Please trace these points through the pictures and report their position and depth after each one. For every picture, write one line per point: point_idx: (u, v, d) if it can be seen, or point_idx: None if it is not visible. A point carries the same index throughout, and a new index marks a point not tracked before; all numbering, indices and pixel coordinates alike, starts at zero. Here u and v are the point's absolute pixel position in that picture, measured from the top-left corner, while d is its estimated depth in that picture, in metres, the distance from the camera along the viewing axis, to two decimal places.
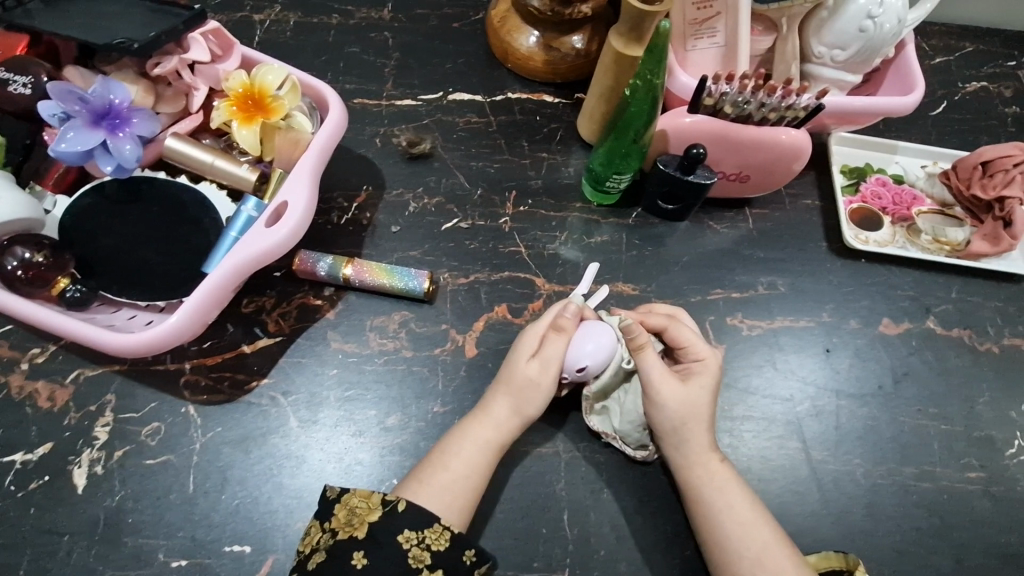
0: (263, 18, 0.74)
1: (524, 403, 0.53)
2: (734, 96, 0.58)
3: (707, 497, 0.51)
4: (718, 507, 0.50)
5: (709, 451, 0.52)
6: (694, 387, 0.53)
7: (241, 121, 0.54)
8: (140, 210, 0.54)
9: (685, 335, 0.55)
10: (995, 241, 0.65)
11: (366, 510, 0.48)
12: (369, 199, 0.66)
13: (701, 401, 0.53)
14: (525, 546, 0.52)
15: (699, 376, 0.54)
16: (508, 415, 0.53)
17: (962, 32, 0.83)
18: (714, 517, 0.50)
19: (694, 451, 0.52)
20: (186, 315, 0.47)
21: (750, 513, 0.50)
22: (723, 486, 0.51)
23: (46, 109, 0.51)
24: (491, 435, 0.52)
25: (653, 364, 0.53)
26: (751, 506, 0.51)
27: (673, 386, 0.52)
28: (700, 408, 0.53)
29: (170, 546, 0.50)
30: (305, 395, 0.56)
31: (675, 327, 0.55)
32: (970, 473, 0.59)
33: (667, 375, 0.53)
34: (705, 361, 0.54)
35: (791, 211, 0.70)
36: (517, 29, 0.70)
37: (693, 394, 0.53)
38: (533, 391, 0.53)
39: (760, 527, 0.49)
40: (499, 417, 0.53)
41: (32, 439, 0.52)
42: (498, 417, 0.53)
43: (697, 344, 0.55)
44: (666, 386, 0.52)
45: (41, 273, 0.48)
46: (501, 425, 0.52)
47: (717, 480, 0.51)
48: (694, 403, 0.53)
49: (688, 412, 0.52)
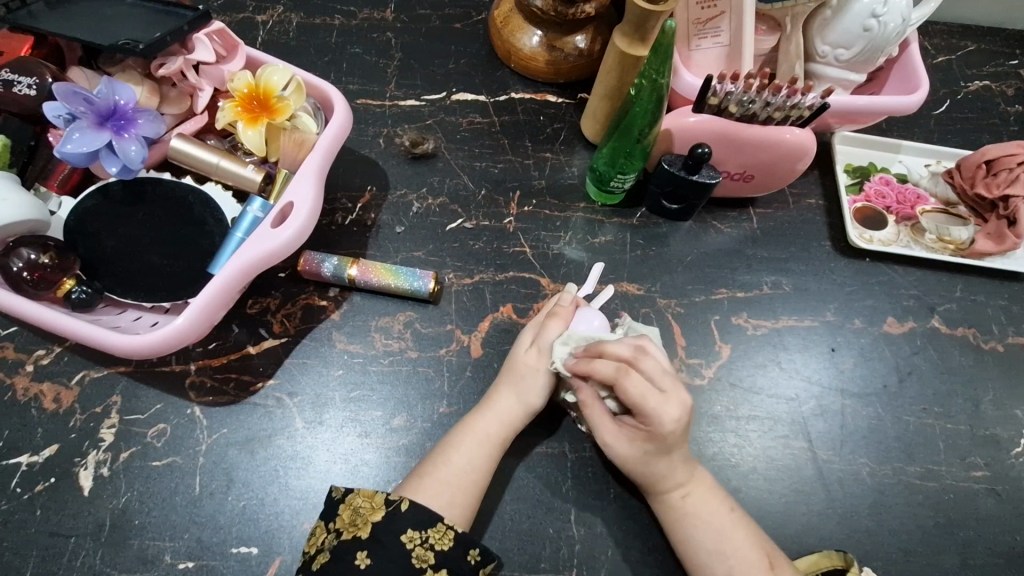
0: (266, 19, 0.74)
1: (524, 390, 0.54)
2: (739, 95, 0.58)
3: (676, 525, 0.51)
4: (687, 534, 0.50)
5: (674, 489, 0.51)
6: (643, 449, 0.50)
7: (246, 121, 0.54)
8: (145, 211, 0.54)
9: (631, 396, 0.49)
10: (999, 241, 0.65)
11: (370, 510, 0.47)
12: (373, 200, 0.66)
13: (654, 461, 0.51)
14: (531, 547, 0.52)
15: (650, 439, 0.50)
16: (512, 404, 0.53)
17: (963, 31, 0.83)
18: (684, 543, 0.50)
19: (656, 490, 0.51)
20: (195, 316, 0.47)
21: (718, 543, 0.49)
22: (692, 515, 0.50)
23: (51, 109, 0.50)
24: (501, 431, 0.52)
25: (597, 424, 0.52)
26: (724, 532, 0.49)
27: (619, 445, 0.51)
28: (654, 468, 0.51)
29: (176, 547, 0.50)
30: (310, 396, 0.56)
31: (623, 382, 0.49)
32: (975, 471, 0.59)
33: (615, 432, 0.51)
34: (658, 428, 0.49)
35: (795, 210, 0.70)
36: (520, 29, 0.70)
37: (639, 453, 0.51)
38: (530, 376, 0.54)
39: (732, 553, 0.49)
40: (501, 408, 0.53)
41: (38, 441, 0.52)
42: (503, 408, 0.53)
43: (648, 403, 0.49)
44: (613, 447, 0.51)
45: (45, 275, 0.48)
46: (506, 416, 0.53)
47: (686, 507, 0.51)
48: (645, 463, 0.51)
49: (642, 471, 0.51)
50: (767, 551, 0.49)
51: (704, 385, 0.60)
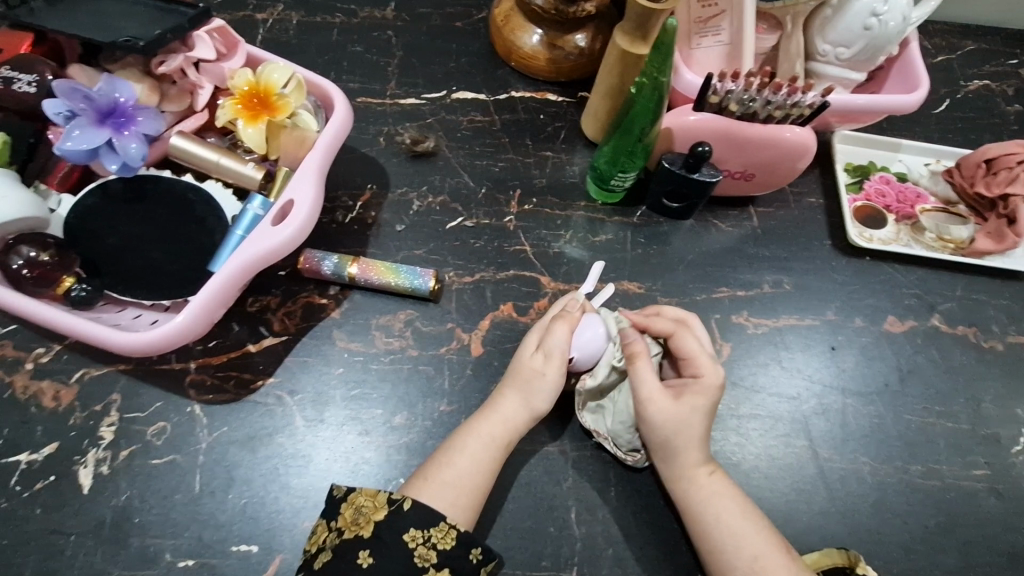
0: (266, 17, 0.74)
1: (531, 396, 0.53)
2: (740, 95, 0.58)
3: (696, 506, 0.51)
4: (708, 515, 0.50)
5: (701, 464, 0.52)
6: (689, 404, 0.52)
7: (246, 119, 0.54)
8: (145, 209, 0.54)
9: (687, 349, 0.54)
10: (998, 240, 0.65)
11: (372, 509, 0.47)
12: (374, 199, 0.66)
13: (695, 420, 0.52)
14: (532, 545, 0.52)
15: (696, 395, 0.53)
16: (517, 409, 0.53)
17: (963, 31, 0.83)
18: (704, 525, 0.50)
19: (684, 463, 0.52)
20: (195, 314, 0.47)
21: (742, 523, 0.49)
22: (714, 496, 0.51)
23: (52, 107, 0.50)
24: (504, 434, 0.52)
25: (645, 379, 0.52)
26: (744, 515, 0.50)
27: (663, 404, 0.52)
28: (694, 426, 0.52)
29: (177, 546, 0.50)
30: (312, 395, 0.56)
31: (679, 337, 0.55)
32: (976, 470, 0.59)
33: (661, 389, 0.52)
34: (704, 380, 0.53)
35: (796, 209, 0.70)
36: (520, 28, 0.70)
37: (684, 412, 0.52)
38: (538, 381, 0.53)
39: (752, 536, 0.49)
40: (506, 411, 0.53)
41: (37, 439, 0.52)
42: (509, 412, 0.53)
43: (700, 360, 0.54)
44: (656, 404, 0.52)
45: (46, 273, 0.48)
46: (511, 422, 0.52)
47: (709, 487, 0.51)
48: (686, 420, 0.52)
49: (682, 431, 0.52)
50: (781, 540, 0.50)
51: None
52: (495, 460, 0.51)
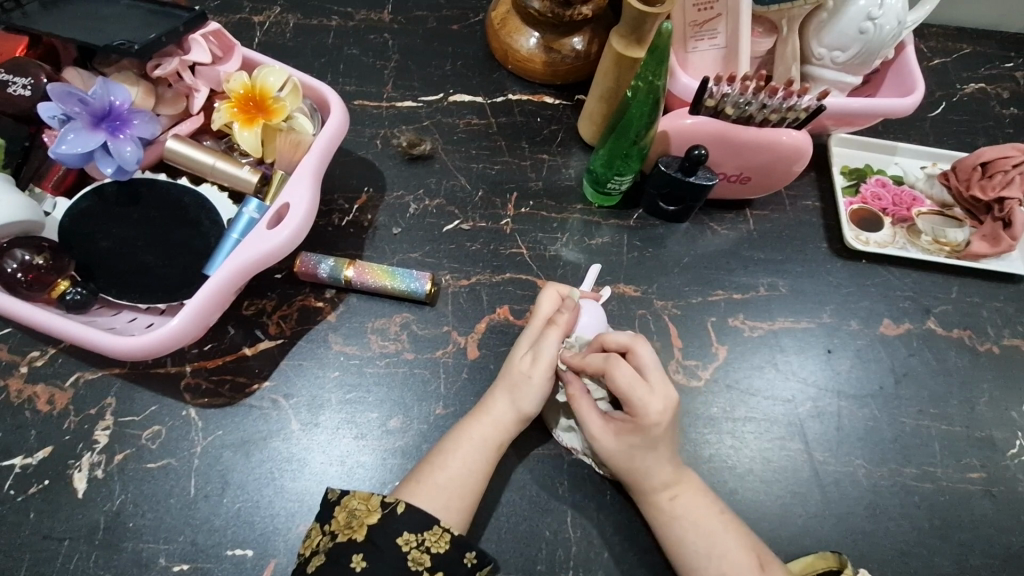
0: (263, 20, 0.74)
1: (519, 396, 0.53)
2: (735, 98, 0.58)
3: (665, 529, 0.50)
4: (677, 537, 0.50)
5: (661, 490, 0.51)
6: (629, 442, 0.51)
7: (242, 123, 0.54)
8: (140, 212, 0.54)
9: (620, 384, 0.51)
10: (994, 242, 0.65)
11: (365, 512, 0.47)
12: (370, 201, 0.66)
13: (638, 457, 0.51)
14: (527, 549, 0.52)
15: (633, 433, 0.51)
16: (506, 409, 0.53)
17: (958, 34, 0.83)
18: (674, 546, 0.50)
19: (645, 491, 0.51)
20: (189, 317, 0.47)
21: (708, 542, 0.49)
22: (681, 519, 0.50)
23: (45, 110, 0.50)
24: (498, 437, 0.52)
25: (589, 419, 0.52)
26: (714, 533, 0.49)
27: (609, 441, 0.52)
28: (641, 462, 0.51)
29: (170, 550, 0.50)
30: (306, 398, 0.56)
31: (612, 372, 0.52)
32: (971, 473, 0.59)
33: (604, 426, 0.52)
34: (642, 418, 0.51)
35: (792, 212, 0.70)
36: (517, 31, 0.70)
37: (626, 450, 0.51)
38: (526, 385, 0.53)
39: (721, 555, 0.48)
40: (497, 413, 0.53)
41: (31, 443, 0.52)
42: (497, 415, 0.53)
43: (636, 395, 0.51)
44: (601, 441, 0.52)
45: (40, 276, 0.48)
46: (501, 422, 0.52)
47: (674, 510, 0.51)
48: (634, 456, 0.51)
49: (631, 467, 0.51)
50: (756, 553, 0.49)
51: (703, 386, 0.60)
52: (489, 462, 0.51)
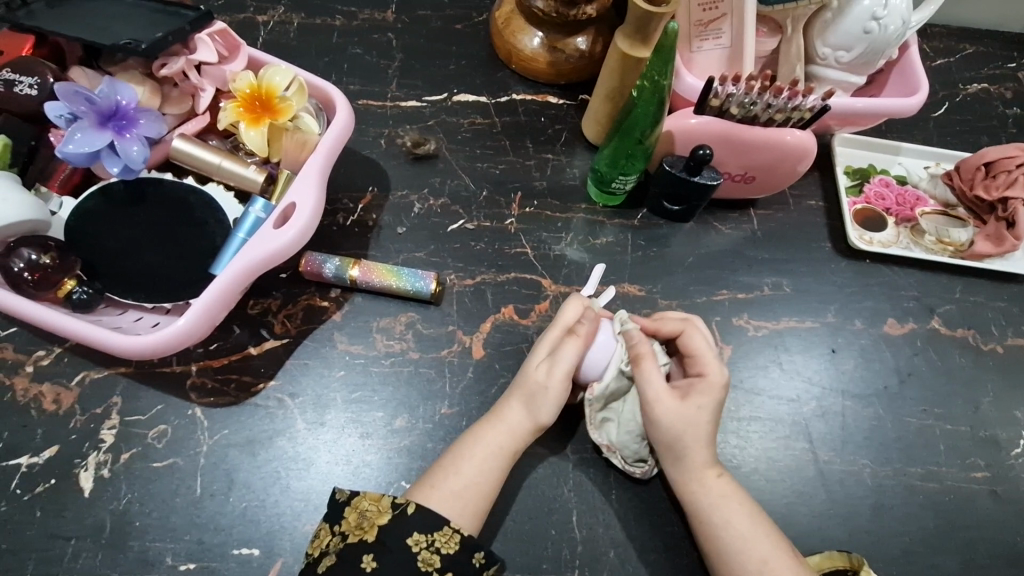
0: (267, 19, 0.74)
1: (536, 406, 0.53)
2: (741, 98, 0.58)
3: (707, 510, 0.50)
4: (718, 519, 0.50)
5: (708, 468, 0.52)
6: (696, 403, 0.52)
7: (248, 122, 0.54)
8: (145, 211, 0.54)
9: (696, 347, 0.54)
10: (998, 242, 0.65)
11: (376, 513, 0.48)
12: (374, 201, 0.66)
13: (702, 420, 0.52)
14: (533, 548, 0.52)
15: (701, 395, 0.52)
16: (523, 418, 0.53)
17: (961, 34, 0.83)
18: (715, 528, 0.50)
19: (696, 464, 0.51)
20: (195, 317, 0.47)
21: (751, 523, 0.49)
22: (724, 500, 0.50)
23: (53, 110, 0.50)
24: (511, 445, 0.52)
25: (652, 380, 0.52)
26: (754, 519, 0.50)
27: (670, 404, 0.52)
28: (703, 425, 0.52)
29: (177, 549, 0.50)
30: (312, 397, 0.56)
31: (687, 336, 0.55)
32: (975, 473, 0.59)
33: (667, 391, 0.52)
34: (712, 380, 0.53)
35: (795, 212, 0.70)
36: (521, 30, 0.70)
37: (690, 412, 0.52)
38: (542, 395, 0.52)
39: (763, 540, 0.49)
40: (513, 420, 0.52)
41: (37, 442, 0.52)
42: (512, 424, 0.52)
43: (705, 358, 0.54)
44: (663, 405, 0.52)
45: (47, 276, 0.48)
46: (517, 430, 0.52)
47: (719, 490, 0.51)
48: (697, 420, 0.52)
49: (690, 433, 0.52)
50: (788, 544, 0.50)
51: None
52: (502, 466, 0.51)
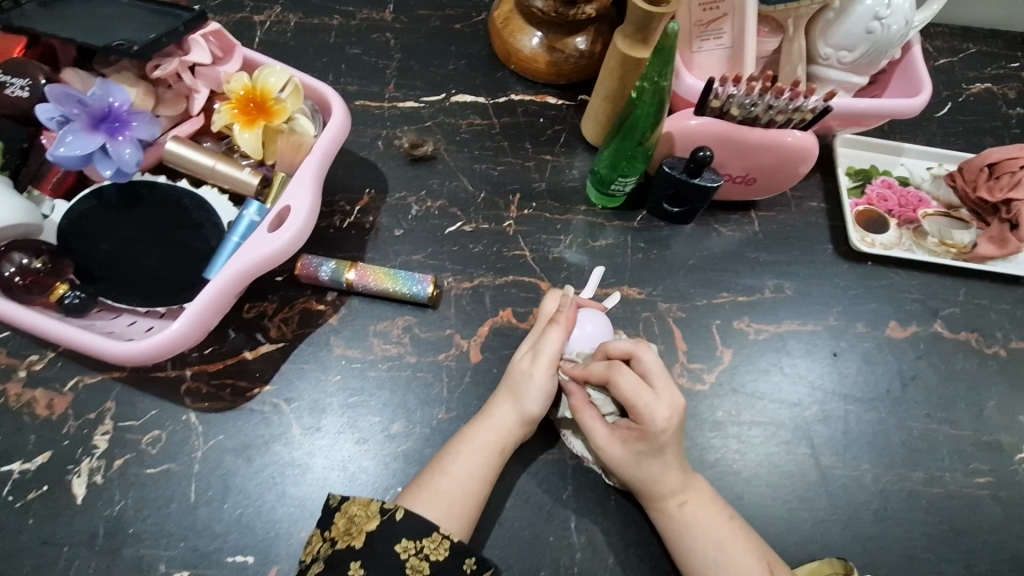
0: (264, 19, 0.73)
1: (522, 397, 0.53)
2: (741, 99, 0.58)
3: (677, 537, 0.50)
4: (690, 543, 0.49)
5: (672, 498, 0.50)
6: (636, 450, 0.50)
7: (243, 124, 0.53)
8: (140, 214, 0.53)
9: (625, 393, 0.50)
10: (1001, 245, 0.65)
11: (365, 518, 0.47)
12: (372, 203, 0.65)
13: (647, 465, 0.50)
14: (531, 555, 0.52)
15: (640, 441, 0.50)
16: (510, 414, 0.53)
17: (964, 33, 0.82)
18: (686, 552, 0.49)
19: (656, 497, 0.51)
20: (189, 321, 0.46)
21: (718, 553, 0.49)
22: (691, 526, 0.50)
23: (45, 112, 0.50)
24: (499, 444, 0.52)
25: (593, 427, 0.51)
26: (725, 543, 0.49)
27: (615, 449, 0.51)
28: (648, 471, 0.50)
29: (171, 556, 0.49)
30: (308, 402, 0.56)
31: (615, 380, 0.50)
32: (979, 478, 0.58)
33: (609, 435, 0.51)
34: (648, 423, 0.49)
35: (798, 214, 0.69)
36: (520, 31, 0.69)
37: (636, 458, 0.50)
38: (526, 383, 0.53)
39: (735, 564, 0.48)
40: (500, 416, 0.53)
41: (30, 448, 0.52)
42: (502, 422, 0.52)
43: (639, 402, 0.50)
44: (607, 450, 0.51)
45: (38, 280, 0.48)
46: (504, 426, 0.52)
47: (686, 517, 0.50)
48: (640, 466, 0.50)
49: (637, 475, 0.50)
50: (767, 559, 0.49)
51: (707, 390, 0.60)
52: (491, 466, 0.51)
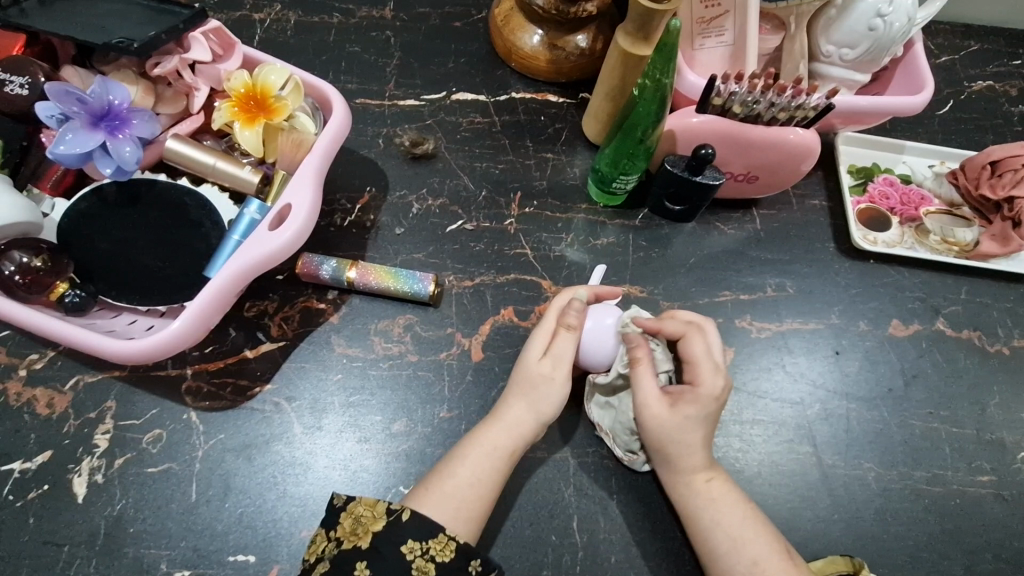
0: (263, 17, 0.73)
1: (537, 402, 0.52)
2: (743, 96, 0.57)
3: (697, 513, 0.50)
4: (709, 520, 0.49)
5: (699, 471, 0.51)
6: (684, 413, 0.51)
7: (243, 122, 0.53)
8: (139, 213, 0.53)
9: (693, 353, 0.53)
10: (1004, 242, 0.65)
11: (371, 519, 0.47)
12: (372, 201, 0.65)
13: (688, 430, 0.51)
14: (533, 554, 0.52)
15: (690, 404, 0.51)
16: (524, 417, 0.52)
17: (966, 31, 0.82)
18: (706, 528, 0.49)
19: (682, 467, 0.51)
20: (190, 320, 0.46)
21: (741, 529, 0.48)
22: (713, 502, 0.50)
23: (44, 110, 0.49)
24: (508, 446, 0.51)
25: (645, 383, 0.51)
26: (745, 523, 0.49)
27: (661, 410, 0.51)
28: (687, 436, 0.51)
29: (172, 556, 0.49)
30: (309, 401, 0.55)
31: (690, 340, 0.53)
32: (982, 476, 0.58)
33: (660, 395, 0.51)
34: (706, 387, 0.51)
35: (799, 212, 0.69)
36: (520, 28, 0.69)
37: (679, 421, 0.51)
38: (545, 388, 0.52)
39: (754, 543, 0.48)
40: (512, 420, 0.52)
41: (30, 447, 0.51)
42: (514, 425, 0.52)
43: (703, 369, 0.52)
44: (651, 409, 0.51)
45: (38, 278, 0.47)
46: (517, 429, 0.52)
47: (708, 493, 0.50)
48: (684, 428, 0.51)
49: (676, 438, 0.51)
50: (784, 545, 0.49)
51: None
52: (499, 468, 0.50)
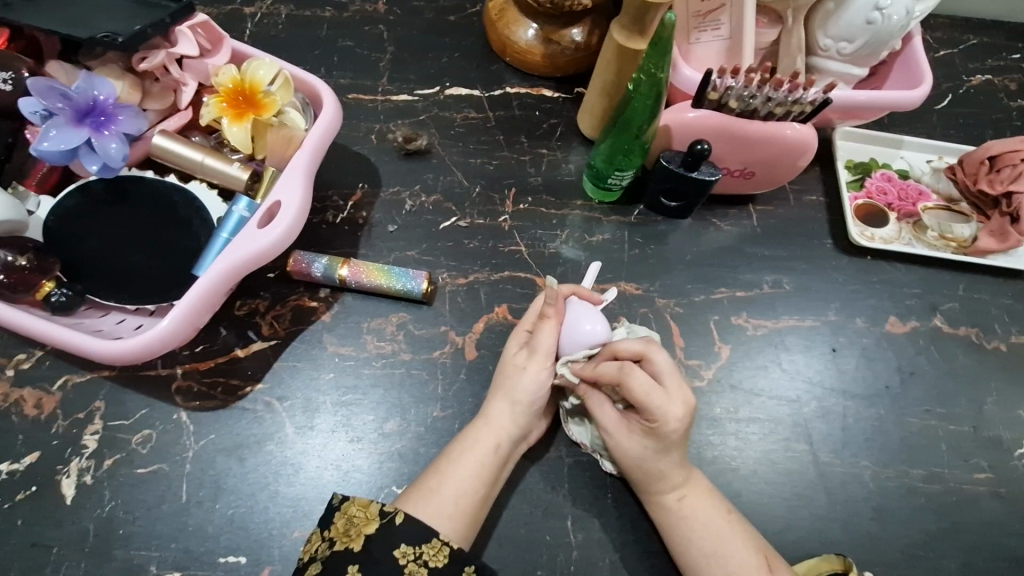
0: (255, 11, 0.72)
1: (513, 393, 0.52)
2: (740, 91, 0.56)
3: (675, 526, 0.49)
4: (682, 535, 0.49)
5: (674, 489, 0.50)
6: (642, 444, 0.50)
7: (231, 118, 0.52)
8: (126, 210, 0.53)
9: (636, 392, 0.48)
10: (1002, 238, 0.64)
11: (364, 520, 0.46)
12: (365, 198, 0.64)
13: (650, 459, 0.50)
14: (527, 554, 0.51)
15: (648, 436, 0.49)
16: (497, 409, 0.52)
17: (965, 24, 0.81)
18: (682, 544, 0.49)
19: (653, 489, 0.50)
20: (179, 318, 0.45)
21: (719, 545, 0.48)
22: (690, 517, 0.49)
23: (27, 105, 0.49)
24: (492, 438, 0.51)
25: (602, 414, 0.52)
26: (723, 535, 0.49)
27: (621, 439, 0.51)
28: (651, 465, 0.50)
29: (162, 558, 0.49)
30: (301, 400, 0.55)
31: (627, 381, 0.49)
32: (978, 474, 0.58)
33: (616, 425, 0.51)
34: (657, 425, 0.49)
35: (796, 207, 0.68)
36: (515, 22, 0.68)
37: (637, 452, 0.50)
38: (518, 376, 0.53)
39: (732, 557, 0.48)
40: (494, 416, 0.52)
41: (18, 448, 0.51)
42: (499, 420, 0.52)
43: (653, 401, 0.48)
44: (614, 438, 0.51)
45: (24, 277, 0.47)
46: (496, 422, 0.52)
47: (683, 510, 0.50)
48: (646, 459, 0.50)
49: (641, 467, 0.50)
50: (765, 553, 0.48)
51: (705, 386, 0.59)
52: (486, 462, 0.50)
